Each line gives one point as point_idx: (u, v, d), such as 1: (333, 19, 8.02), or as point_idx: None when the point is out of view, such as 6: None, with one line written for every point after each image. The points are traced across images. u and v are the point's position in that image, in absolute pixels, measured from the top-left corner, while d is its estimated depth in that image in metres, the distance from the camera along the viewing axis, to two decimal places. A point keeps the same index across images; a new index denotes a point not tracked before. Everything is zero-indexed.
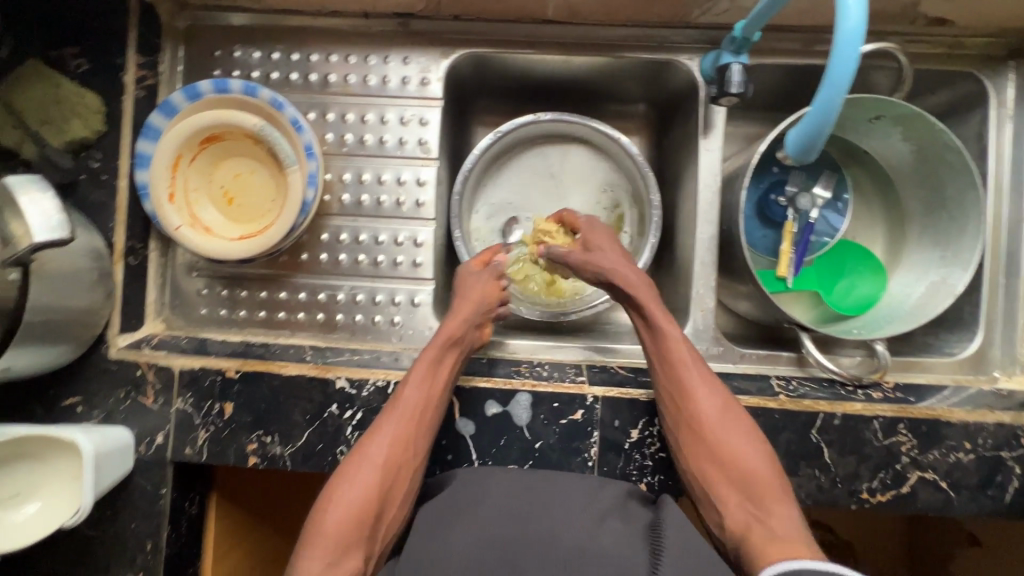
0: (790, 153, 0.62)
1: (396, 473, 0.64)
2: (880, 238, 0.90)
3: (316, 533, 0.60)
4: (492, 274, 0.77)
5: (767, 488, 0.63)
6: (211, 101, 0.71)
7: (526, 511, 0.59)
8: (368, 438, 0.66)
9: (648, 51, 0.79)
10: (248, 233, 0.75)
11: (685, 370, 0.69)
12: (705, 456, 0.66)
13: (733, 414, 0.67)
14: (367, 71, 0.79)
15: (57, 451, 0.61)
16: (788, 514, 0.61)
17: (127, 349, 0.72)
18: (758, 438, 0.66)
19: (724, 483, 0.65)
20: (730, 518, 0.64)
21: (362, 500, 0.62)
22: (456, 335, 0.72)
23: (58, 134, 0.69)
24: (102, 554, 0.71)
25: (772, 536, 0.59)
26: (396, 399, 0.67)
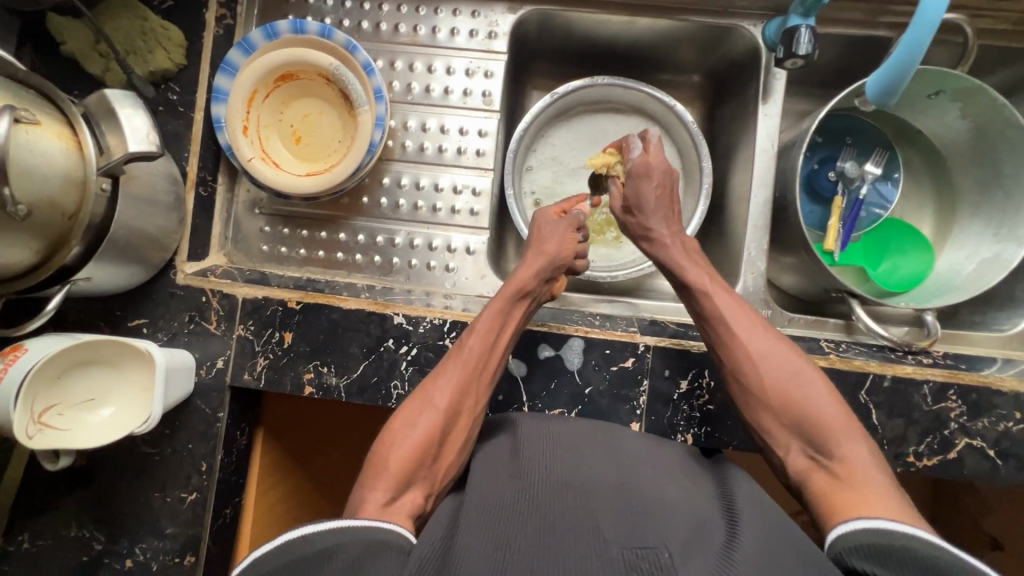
0: (870, 97, 0.64)
1: (457, 418, 0.64)
2: (929, 218, 0.91)
3: (378, 469, 0.58)
4: (568, 224, 0.78)
5: (831, 426, 0.60)
6: (289, 39, 0.74)
7: (596, 461, 0.57)
8: (431, 382, 0.66)
9: (711, 15, 0.81)
10: (315, 171, 0.77)
11: (723, 322, 0.68)
12: (758, 402, 0.64)
13: (788, 358, 0.65)
14: (435, 23, 0.81)
15: (131, 360, 0.63)
16: (856, 452, 0.58)
17: (193, 276, 0.75)
18: (821, 381, 0.63)
19: (784, 428, 0.62)
20: (793, 463, 0.62)
21: (425, 439, 0.61)
22: (527, 287, 0.72)
23: (142, 64, 0.72)
24: (159, 471, 0.73)
25: (839, 483, 0.56)
26: (460, 347, 0.68)
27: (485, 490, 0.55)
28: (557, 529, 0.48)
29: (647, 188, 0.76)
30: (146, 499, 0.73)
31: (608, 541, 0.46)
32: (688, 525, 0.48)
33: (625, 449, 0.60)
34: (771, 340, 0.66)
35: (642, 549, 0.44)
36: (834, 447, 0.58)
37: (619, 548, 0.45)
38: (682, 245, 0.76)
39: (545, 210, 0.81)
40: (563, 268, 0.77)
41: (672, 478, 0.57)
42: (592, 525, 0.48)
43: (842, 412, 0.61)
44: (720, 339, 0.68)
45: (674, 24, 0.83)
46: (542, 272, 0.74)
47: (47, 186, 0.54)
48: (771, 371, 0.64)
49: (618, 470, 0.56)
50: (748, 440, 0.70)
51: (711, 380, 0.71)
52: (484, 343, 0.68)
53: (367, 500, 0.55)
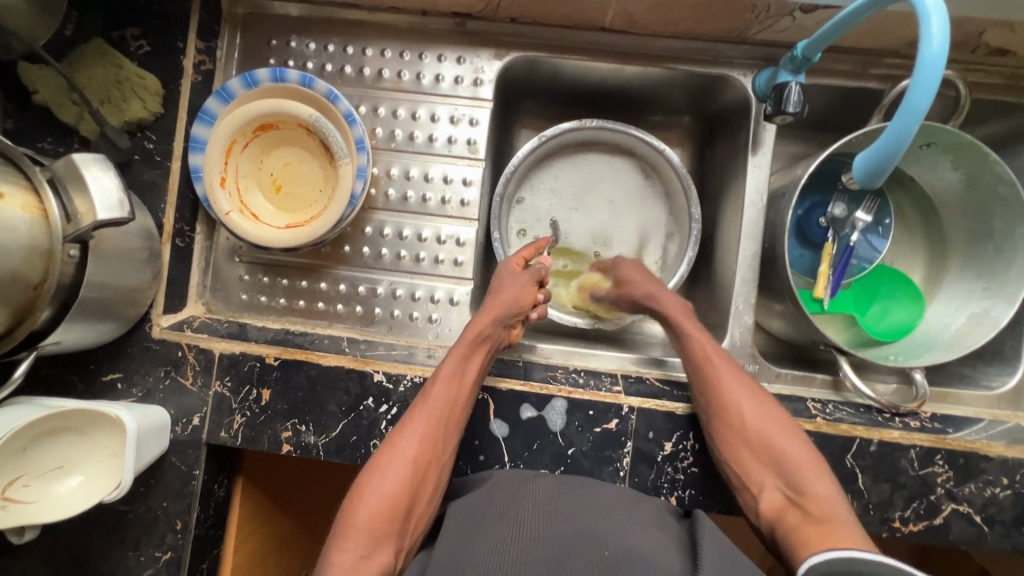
0: (857, 178, 0.63)
1: (426, 470, 0.64)
2: (919, 265, 0.90)
3: (348, 526, 0.60)
4: (530, 276, 0.77)
5: (803, 471, 0.61)
6: (268, 89, 0.72)
7: (566, 511, 0.58)
8: (397, 434, 0.66)
9: (701, 64, 0.79)
10: (295, 222, 0.75)
11: (711, 363, 0.70)
12: (736, 442, 0.65)
13: (763, 403, 0.67)
14: (420, 68, 0.79)
15: (101, 425, 0.61)
16: (825, 489, 0.59)
17: (169, 329, 0.73)
18: (793, 427, 0.66)
19: (760, 468, 0.64)
20: (767, 504, 0.62)
21: (394, 493, 0.62)
22: (485, 332, 0.72)
23: (116, 113, 0.70)
24: (133, 530, 0.71)
25: (811, 518, 0.57)
26: (426, 396, 0.67)
27: (453, 555, 0.55)
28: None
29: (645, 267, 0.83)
30: (119, 558, 0.71)
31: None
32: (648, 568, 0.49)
33: (594, 498, 0.60)
34: (745, 382, 0.69)
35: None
36: (806, 487, 0.60)
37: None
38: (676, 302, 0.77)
39: (510, 258, 0.80)
40: (523, 315, 0.77)
41: (638, 520, 0.57)
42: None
43: (812, 455, 0.63)
44: (700, 380, 0.70)
45: (663, 71, 0.81)
46: (502, 318, 0.73)
47: (9, 261, 0.52)
48: (749, 412, 0.66)
49: (583, 517, 0.57)
50: (732, 503, 0.69)
51: (695, 443, 0.70)
52: (448, 391, 0.67)
53: (336, 563, 0.56)
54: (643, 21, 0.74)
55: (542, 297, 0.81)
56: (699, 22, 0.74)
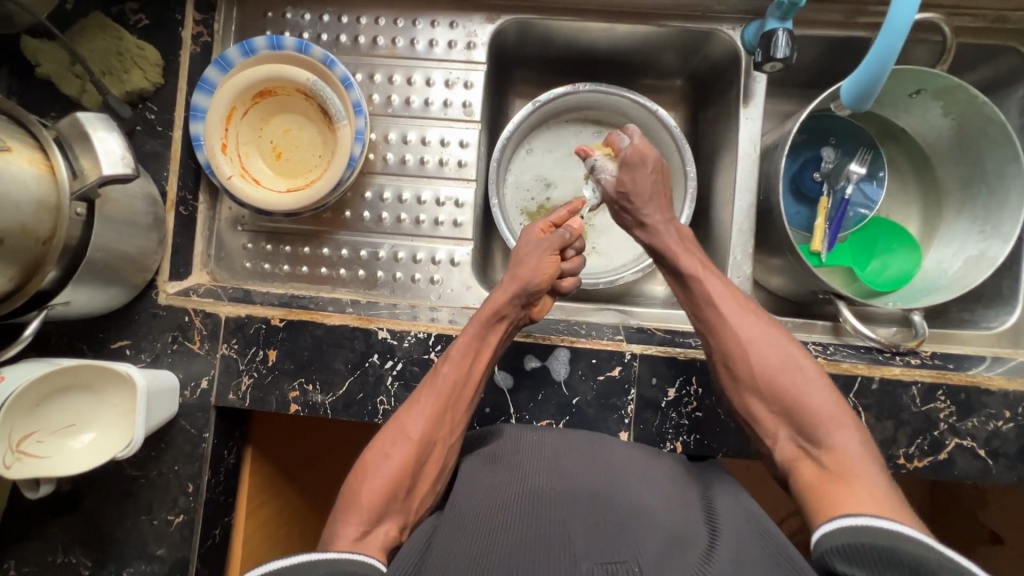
0: (845, 103, 0.65)
1: (430, 450, 0.62)
2: (914, 216, 0.90)
3: (351, 503, 0.57)
4: (551, 244, 0.74)
5: (823, 418, 0.58)
6: (265, 57, 0.73)
7: (572, 467, 0.57)
8: (403, 415, 0.64)
9: (690, 21, 0.81)
10: (295, 186, 0.76)
11: (715, 309, 0.67)
12: (748, 390, 0.63)
13: (784, 346, 0.64)
14: (414, 35, 0.80)
15: (109, 382, 0.62)
16: (847, 440, 0.56)
17: (176, 296, 0.74)
18: (815, 373, 0.62)
19: (775, 418, 0.61)
20: (781, 452, 0.60)
21: (397, 472, 0.59)
22: (502, 311, 0.69)
23: (118, 84, 0.72)
24: (145, 494, 0.72)
25: (827, 474, 0.55)
26: (434, 376, 0.66)
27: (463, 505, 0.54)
28: (525, 547, 0.46)
29: (643, 176, 0.74)
30: (132, 523, 0.72)
31: (577, 556, 0.45)
32: (664, 529, 0.48)
33: (607, 453, 0.60)
34: (762, 329, 0.65)
35: (611, 564, 0.44)
36: (825, 439, 0.57)
37: (590, 566, 0.44)
38: (673, 229, 0.74)
39: (534, 226, 0.77)
40: (544, 290, 0.74)
41: (651, 480, 0.57)
42: (564, 540, 0.47)
43: (835, 404, 0.59)
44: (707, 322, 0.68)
45: (653, 29, 0.83)
46: (521, 295, 0.71)
47: (19, 214, 0.54)
48: (762, 359, 0.63)
49: (598, 472, 0.56)
50: (737, 446, 0.70)
51: (698, 387, 0.71)
52: (458, 372, 0.66)
53: (338, 536, 0.53)
54: None
55: (569, 258, 0.78)
56: None
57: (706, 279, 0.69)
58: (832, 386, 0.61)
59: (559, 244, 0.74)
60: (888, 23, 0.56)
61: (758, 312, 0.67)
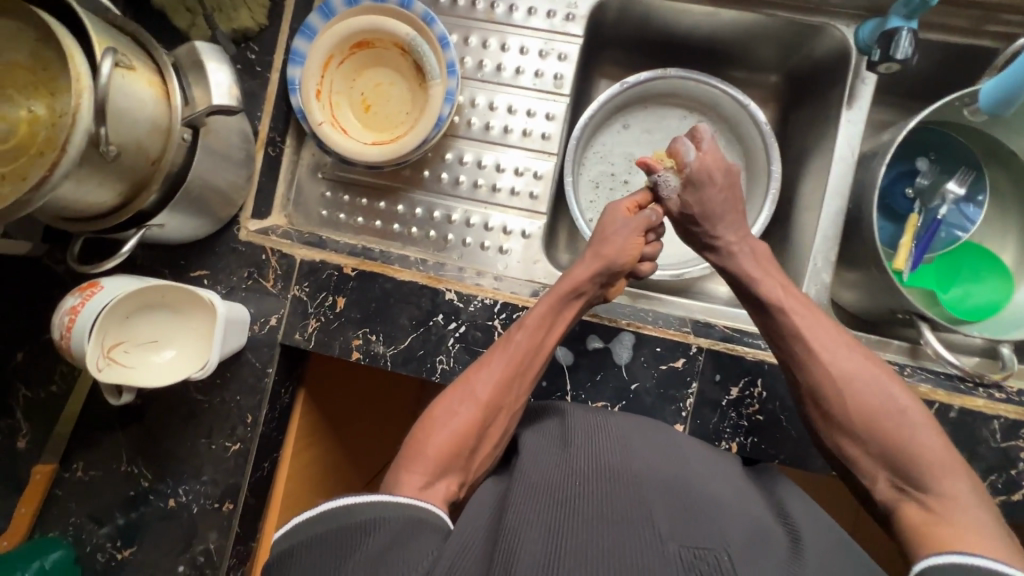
0: (981, 106, 0.62)
1: (496, 414, 0.61)
2: (1011, 245, 0.85)
3: (416, 452, 0.56)
4: (638, 226, 0.73)
5: (929, 462, 0.52)
6: (367, 8, 0.74)
7: (643, 442, 0.55)
8: (471, 375, 0.63)
9: (801, 13, 0.77)
10: (380, 140, 0.77)
11: (800, 341, 0.62)
12: (839, 426, 0.58)
13: (881, 382, 0.58)
14: (513, 1, 0.79)
15: (191, 305, 0.65)
16: (958, 489, 0.51)
17: (255, 233, 0.76)
18: (919, 411, 0.56)
19: (871, 456, 0.56)
20: (880, 492, 0.55)
21: (464, 430, 0.58)
22: (581, 287, 0.68)
23: (227, 21, 0.74)
24: (206, 419, 0.75)
25: (935, 520, 0.49)
26: (507, 341, 0.66)
27: (535, 467, 0.53)
28: (609, 523, 0.45)
29: (711, 195, 0.71)
30: (192, 444, 0.75)
31: (663, 537, 0.44)
32: (744, 524, 0.47)
33: (673, 436, 0.58)
34: (857, 360, 0.60)
35: (699, 549, 0.43)
36: (931, 482, 0.52)
37: (676, 545, 0.43)
38: (750, 250, 0.71)
39: (621, 202, 0.74)
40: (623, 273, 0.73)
41: (720, 471, 0.55)
42: (646, 516, 0.46)
43: (945, 448, 0.53)
44: (789, 354, 0.63)
45: (759, 18, 0.80)
46: (602, 274, 0.70)
47: (135, 132, 0.55)
48: (857, 395, 0.58)
49: (667, 453, 0.55)
50: (797, 455, 0.68)
51: (763, 390, 0.69)
52: (531, 341, 0.65)
53: (403, 483, 0.53)
54: None
55: (650, 241, 0.76)
56: None
57: (790, 303, 0.65)
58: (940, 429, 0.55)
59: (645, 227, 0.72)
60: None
61: (851, 344, 0.62)
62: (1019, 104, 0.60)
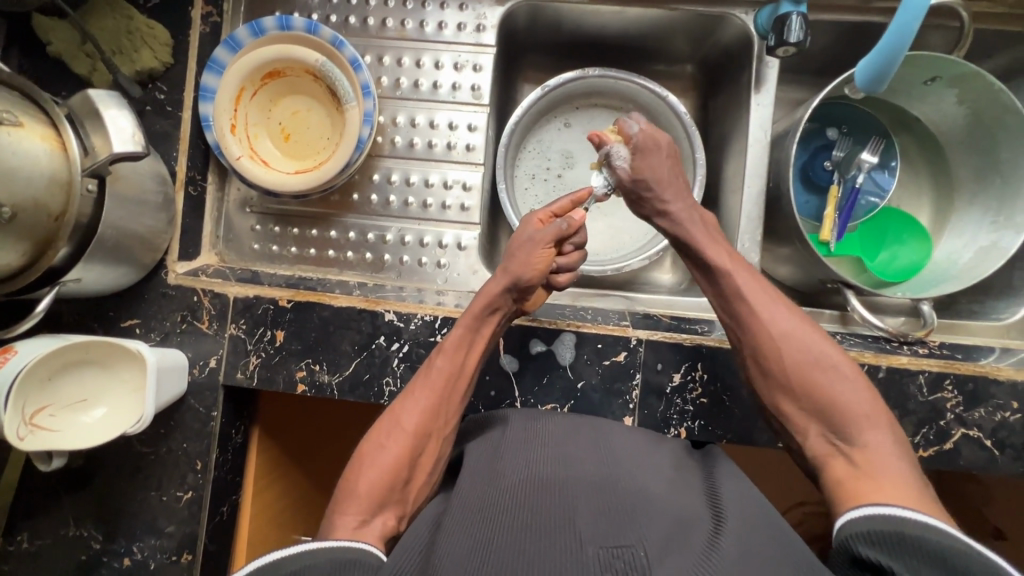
0: (858, 84, 0.64)
1: (426, 442, 0.63)
2: (927, 206, 0.89)
3: (349, 493, 0.57)
4: (546, 236, 0.71)
5: (856, 415, 0.57)
6: (274, 37, 0.73)
7: (576, 454, 0.58)
8: (397, 407, 0.64)
9: (702, 5, 0.80)
10: (303, 168, 0.77)
11: (744, 303, 0.65)
12: (775, 384, 0.62)
13: (819, 346, 0.61)
14: (423, 17, 0.80)
15: (121, 359, 0.63)
16: (879, 440, 0.55)
17: (185, 276, 0.75)
18: (852, 372, 0.60)
19: (805, 414, 0.60)
20: (814, 448, 0.59)
21: (394, 463, 0.60)
22: (496, 303, 0.69)
23: (128, 63, 0.72)
24: (154, 471, 0.73)
25: (858, 470, 0.54)
26: (428, 369, 0.67)
27: (470, 492, 0.54)
28: (532, 532, 0.47)
29: (660, 161, 0.72)
30: (142, 498, 0.73)
31: (583, 540, 0.45)
32: (667, 517, 0.49)
33: (609, 442, 0.60)
34: (795, 322, 0.64)
35: (617, 548, 0.44)
36: (856, 434, 0.56)
37: (594, 547, 0.44)
38: (697, 219, 0.72)
39: (533, 215, 0.75)
40: (536, 285, 0.71)
41: (653, 466, 0.57)
42: (569, 521, 0.47)
43: (871, 402, 0.58)
44: (734, 318, 0.66)
45: (664, 13, 0.82)
46: (515, 288, 0.69)
47: (32, 188, 0.54)
48: (794, 354, 0.61)
49: (600, 459, 0.57)
50: (742, 433, 0.70)
51: (704, 373, 0.71)
52: (450, 364, 0.66)
53: (337, 525, 0.54)
54: None
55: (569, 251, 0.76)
56: None
57: (739, 273, 0.67)
58: (868, 383, 0.59)
59: (551, 237, 0.71)
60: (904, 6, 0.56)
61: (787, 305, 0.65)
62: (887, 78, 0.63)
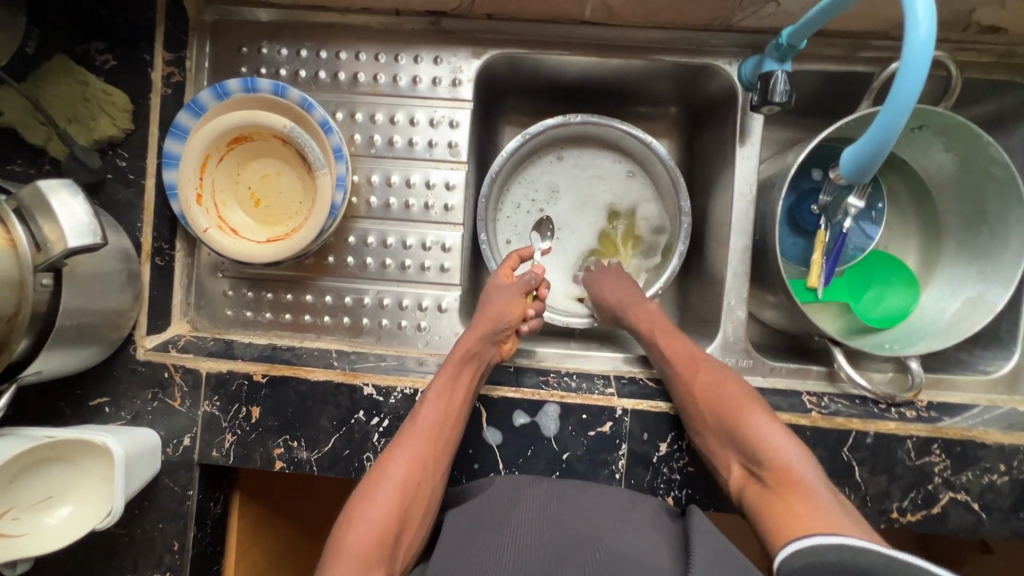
0: (844, 172, 0.61)
1: (415, 492, 0.61)
2: (913, 250, 0.88)
3: (338, 555, 0.56)
4: (518, 288, 0.74)
5: (760, 437, 0.61)
6: (239, 101, 0.70)
7: (561, 523, 0.57)
8: (384, 459, 0.63)
9: (685, 54, 0.77)
10: (275, 236, 0.74)
11: (664, 357, 0.72)
12: (696, 422, 0.66)
13: (720, 382, 0.67)
14: (396, 70, 0.77)
15: (86, 451, 0.60)
16: (783, 454, 0.58)
17: (154, 351, 0.72)
18: (753, 400, 0.65)
19: (724, 448, 0.63)
20: (737, 480, 0.62)
21: (384, 519, 0.58)
22: (473, 349, 0.69)
23: (85, 132, 0.68)
24: (129, 554, 0.71)
25: (772, 491, 0.57)
26: (413, 420, 0.65)
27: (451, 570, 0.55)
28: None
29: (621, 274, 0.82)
30: None
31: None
32: None
33: (588, 501, 0.60)
34: (707, 366, 0.69)
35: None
36: (762, 455, 0.60)
37: None
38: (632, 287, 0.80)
39: (498, 269, 0.77)
40: (513, 330, 0.74)
41: (636, 526, 0.56)
42: None
43: (773, 422, 0.62)
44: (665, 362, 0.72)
45: (647, 62, 0.79)
46: (490, 336, 0.71)
47: None
48: (702, 391, 0.67)
49: (578, 519, 0.57)
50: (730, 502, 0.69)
51: (691, 442, 0.70)
52: (434, 412, 0.65)
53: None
54: (623, 13, 0.72)
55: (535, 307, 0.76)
56: (683, 11, 0.71)
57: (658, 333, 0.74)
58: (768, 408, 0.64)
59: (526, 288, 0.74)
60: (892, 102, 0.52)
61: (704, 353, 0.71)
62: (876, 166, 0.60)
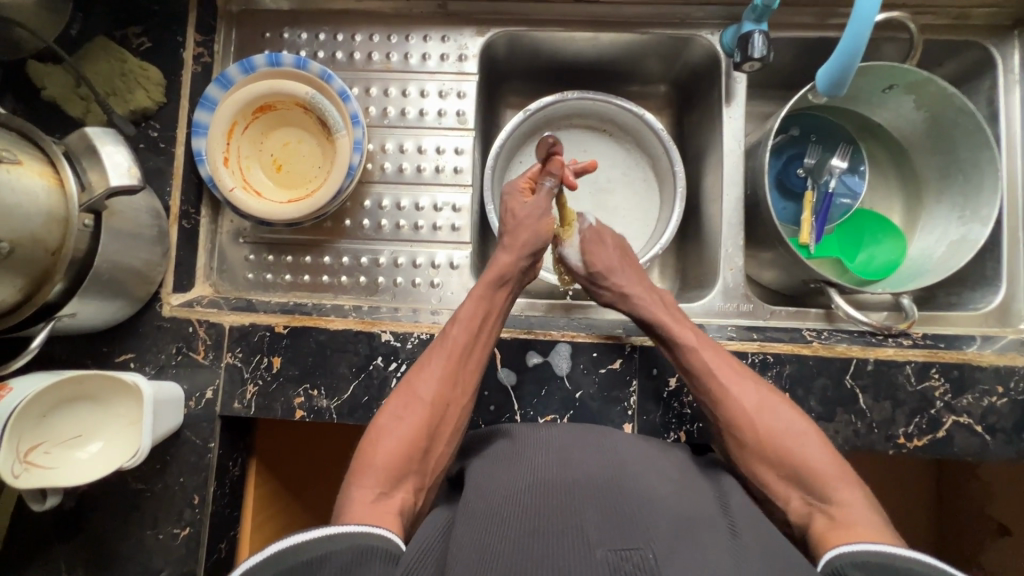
0: (820, 89, 0.71)
1: (445, 410, 0.63)
2: (898, 207, 0.93)
3: (366, 466, 0.58)
4: (540, 203, 0.77)
5: (826, 476, 0.57)
6: (265, 73, 0.76)
7: (579, 458, 0.57)
8: (414, 378, 0.65)
9: (670, 27, 0.85)
10: (295, 197, 0.79)
11: (713, 379, 0.65)
12: (753, 456, 0.62)
13: (778, 408, 0.63)
14: (407, 49, 0.84)
15: (115, 391, 0.62)
16: (852, 498, 0.55)
17: (179, 307, 0.75)
18: (813, 432, 0.61)
19: (780, 480, 0.60)
20: (793, 510, 0.59)
21: (412, 434, 0.60)
22: (505, 274, 0.73)
23: (122, 103, 0.74)
24: (150, 509, 0.71)
25: (836, 524, 0.53)
26: (444, 337, 0.68)
27: (478, 497, 0.53)
28: (541, 537, 0.45)
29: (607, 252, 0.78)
30: (138, 537, 0.71)
31: (592, 543, 0.44)
32: (670, 515, 0.48)
33: (608, 444, 0.60)
34: (759, 391, 0.64)
35: (626, 550, 0.43)
36: (831, 493, 0.56)
37: (603, 550, 0.43)
38: (657, 299, 0.75)
39: (515, 182, 0.78)
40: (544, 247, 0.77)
41: (657, 467, 0.57)
42: (580, 523, 0.46)
43: (840, 463, 0.59)
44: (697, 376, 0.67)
45: (636, 37, 0.86)
46: (524, 259, 0.74)
47: (29, 225, 0.55)
48: (765, 424, 0.62)
49: (605, 462, 0.56)
50: None
51: None
52: (467, 332, 0.68)
53: (356, 499, 0.54)
54: None
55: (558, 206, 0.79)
56: None
57: (662, 316, 0.72)
58: (826, 440, 0.61)
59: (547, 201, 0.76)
60: (855, 17, 0.63)
61: (747, 376, 0.66)
62: (848, 82, 0.70)
